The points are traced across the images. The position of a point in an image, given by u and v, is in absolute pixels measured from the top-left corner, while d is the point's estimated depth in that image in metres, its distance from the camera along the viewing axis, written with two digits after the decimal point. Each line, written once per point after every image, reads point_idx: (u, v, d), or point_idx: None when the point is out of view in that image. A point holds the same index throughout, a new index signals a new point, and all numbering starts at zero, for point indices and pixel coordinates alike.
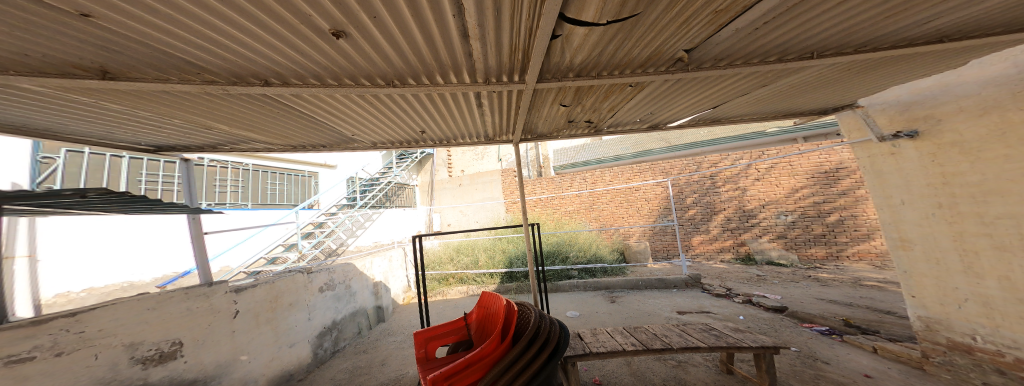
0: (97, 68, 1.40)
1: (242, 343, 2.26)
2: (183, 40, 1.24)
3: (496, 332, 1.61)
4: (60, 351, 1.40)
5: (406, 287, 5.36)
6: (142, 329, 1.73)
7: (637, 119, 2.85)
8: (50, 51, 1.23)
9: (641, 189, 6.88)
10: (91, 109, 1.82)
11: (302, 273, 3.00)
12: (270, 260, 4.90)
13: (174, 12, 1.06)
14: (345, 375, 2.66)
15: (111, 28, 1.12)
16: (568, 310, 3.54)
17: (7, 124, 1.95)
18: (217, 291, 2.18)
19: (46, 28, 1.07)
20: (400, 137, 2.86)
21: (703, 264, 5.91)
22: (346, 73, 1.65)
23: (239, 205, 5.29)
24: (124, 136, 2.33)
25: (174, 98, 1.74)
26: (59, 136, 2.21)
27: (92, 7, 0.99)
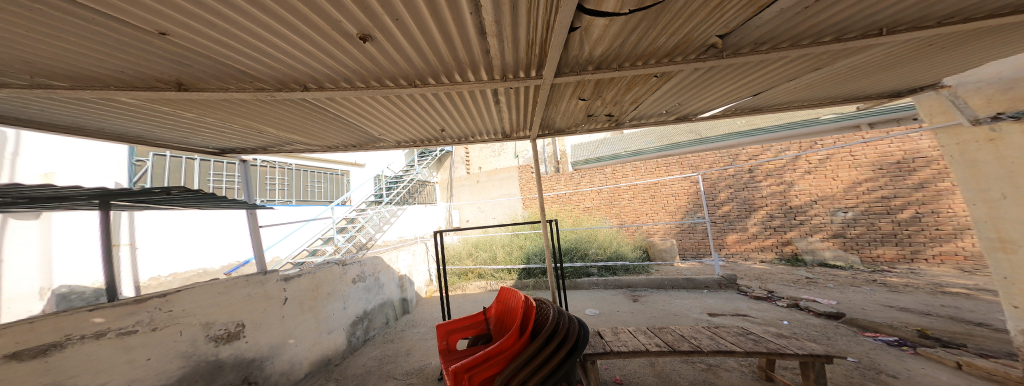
0: (173, 80, 1.59)
1: (290, 328, 2.48)
2: (238, 51, 1.38)
3: (514, 328, 1.62)
4: (159, 325, 1.71)
5: (428, 281, 5.54)
6: (213, 310, 1.99)
7: (664, 111, 2.73)
8: (139, 67, 1.42)
9: (668, 184, 6.59)
10: (167, 118, 2.06)
11: (337, 264, 3.21)
12: (311, 252, 5.28)
13: (228, 25, 1.18)
14: (375, 362, 2.81)
15: (183, 44, 1.27)
16: (588, 307, 3.49)
17: (110, 133, 2.28)
18: (271, 280, 2.42)
19: (133, 46, 1.24)
20: (420, 136, 2.94)
21: (739, 264, 5.56)
22: (375, 75, 1.73)
23: (284, 202, 5.70)
24: (196, 140, 2.62)
25: (231, 104, 1.92)
26: (149, 142, 2.51)
27: (167, 26, 1.13)
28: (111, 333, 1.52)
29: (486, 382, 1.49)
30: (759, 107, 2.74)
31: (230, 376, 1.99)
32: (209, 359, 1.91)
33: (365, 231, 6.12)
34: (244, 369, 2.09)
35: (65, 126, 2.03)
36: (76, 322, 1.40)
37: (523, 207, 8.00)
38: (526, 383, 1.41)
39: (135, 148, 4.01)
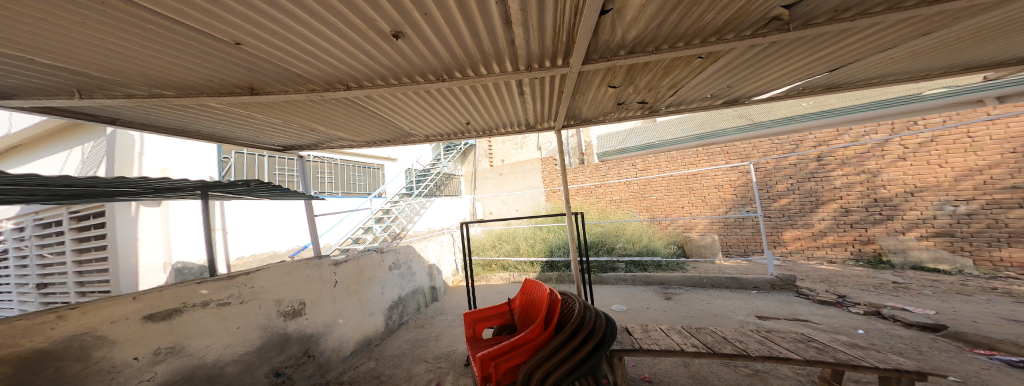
0: (245, 85, 1.82)
1: (339, 309, 2.76)
2: (295, 56, 1.53)
3: (539, 320, 1.62)
4: (238, 298, 1.99)
5: (454, 271, 5.75)
6: (282, 289, 2.30)
7: (707, 96, 2.50)
8: (222, 76, 1.66)
9: (709, 175, 6.08)
10: (242, 120, 2.37)
11: (376, 252, 3.48)
12: (354, 239, 5.74)
13: (281, 29, 1.30)
14: (409, 345, 3.02)
15: (250, 51, 1.45)
16: (614, 303, 3.40)
17: (204, 135, 2.68)
18: (324, 265, 2.71)
19: (216, 56, 1.46)
20: (447, 129, 3.01)
21: (801, 264, 5.00)
22: (407, 72, 1.80)
23: (332, 194, 6.22)
24: (264, 139, 2.96)
25: (289, 105, 2.14)
26: (231, 142, 2.90)
27: (238, 36, 1.31)
28: (204, 302, 1.80)
29: (512, 372, 1.51)
30: (835, 84, 2.38)
31: (294, 349, 2.28)
32: (280, 331, 2.21)
33: (398, 221, 6.50)
34: (305, 343, 2.37)
35: (170, 129, 2.43)
36: (181, 294, 1.70)
37: (546, 200, 7.94)
38: (551, 374, 1.41)
39: (220, 147, 4.59)
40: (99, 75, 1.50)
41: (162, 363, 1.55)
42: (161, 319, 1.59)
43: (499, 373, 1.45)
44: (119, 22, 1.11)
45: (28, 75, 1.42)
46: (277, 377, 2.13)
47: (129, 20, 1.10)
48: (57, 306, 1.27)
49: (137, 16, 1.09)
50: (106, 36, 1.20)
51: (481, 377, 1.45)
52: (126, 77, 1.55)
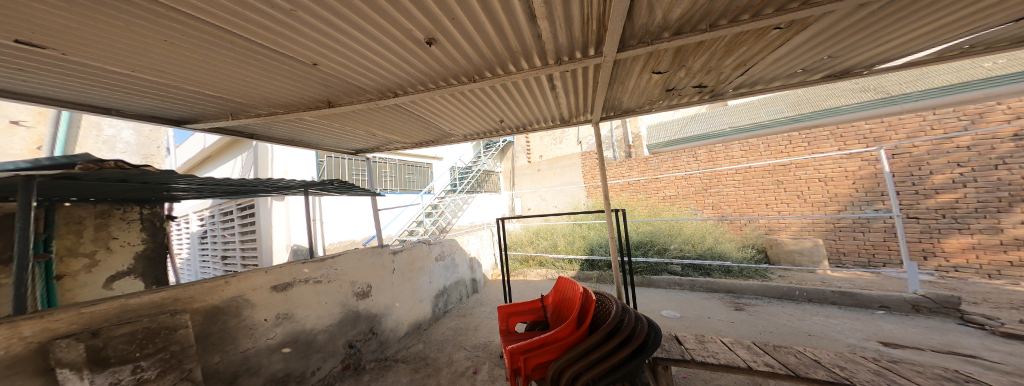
0: (324, 99, 2.17)
1: (396, 293, 3.10)
2: (353, 70, 1.76)
3: (570, 319, 1.58)
4: (321, 277, 2.41)
5: (493, 265, 5.94)
6: (355, 272, 2.69)
7: (797, 71, 2.06)
8: (306, 92, 2.01)
9: (812, 166, 4.95)
10: (321, 128, 2.78)
11: (425, 244, 3.79)
12: (410, 232, 6.32)
13: (338, 45, 1.50)
14: (451, 332, 3.24)
15: (323, 70, 1.72)
16: (665, 309, 3.13)
17: (305, 144, 3.25)
18: (385, 253, 3.07)
19: (301, 76, 1.78)
20: (483, 128, 3.10)
21: (972, 283, 3.55)
22: (443, 76, 1.91)
23: (390, 190, 6.91)
24: (339, 145, 3.43)
25: (353, 113, 2.45)
26: (323, 148, 3.45)
27: (311, 56, 1.56)
28: (298, 280, 2.24)
29: (541, 368, 1.51)
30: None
31: (362, 325, 2.64)
32: (353, 309, 2.59)
33: (444, 216, 7.00)
34: (370, 321, 2.74)
35: (280, 138, 3.00)
36: (290, 271, 2.20)
37: (586, 196, 7.66)
38: (582, 375, 1.34)
39: (317, 153, 5.50)
40: (230, 97, 1.98)
41: (280, 325, 2.06)
42: (283, 289, 2.12)
43: (527, 368, 1.45)
44: (234, 53, 1.47)
45: (198, 104, 2.03)
46: (350, 349, 2.52)
47: (244, 51, 1.46)
48: (226, 275, 1.86)
49: (250, 50, 1.46)
50: (236, 70, 1.63)
51: (511, 370, 1.46)
52: (246, 97, 2.01)
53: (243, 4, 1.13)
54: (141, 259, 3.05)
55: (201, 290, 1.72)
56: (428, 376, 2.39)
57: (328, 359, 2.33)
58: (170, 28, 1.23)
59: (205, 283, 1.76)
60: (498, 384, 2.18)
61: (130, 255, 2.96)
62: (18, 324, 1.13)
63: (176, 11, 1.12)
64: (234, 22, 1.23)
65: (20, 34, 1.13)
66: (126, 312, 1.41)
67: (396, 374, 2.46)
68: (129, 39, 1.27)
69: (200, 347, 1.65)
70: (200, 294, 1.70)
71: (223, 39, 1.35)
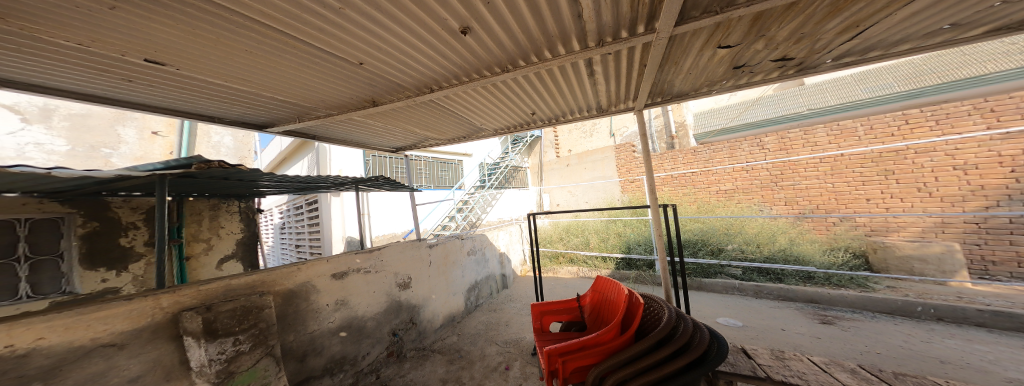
0: (368, 99, 2.29)
1: (432, 286, 3.21)
2: (394, 68, 1.82)
3: (613, 322, 1.49)
4: (370, 268, 2.57)
5: (522, 261, 5.95)
6: (397, 264, 2.84)
7: (940, 29, 1.56)
8: (355, 93, 2.13)
9: (935, 151, 3.89)
10: (366, 127, 2.93)
11: (457, 238, 3.87)
12: (443, 226, 6.55)
13: (381, 43, 1.56)
14: (483, 327, 3.30)
15: (368, 69, 1.81)
16: (721, 315, 2.85)
17: (355, 143, 3.46)
18: (422, 246, 3.20)
19: (352, 77, 1.89)
20: (513, 121, 3.06)
21: None
22: (476, 68, 1.90)
23: (426, 186, 7.18)
24: (380, 143, 3.60)
25: (394, 110, 2.55)
26: (371, 146, 3.64)
27: (359, 55, 1.65)
28: (352, 270, 2.41)
29: (581, 371, 1.44)
30: None
31: (403, 315, 2.78)
32: (396, 299, 2.74)
33: (475, 211, 7.11)
34: (411, 311, 2.87)
35: (335, 138, 3.23)
36: (346, 261, 2.39)
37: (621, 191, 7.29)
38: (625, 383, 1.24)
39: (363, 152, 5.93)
40: (294, 100, 2.17)
41: (339, 311, 2.25)
42: (341, 277, 2.31)
43: (566, 370, 1.40)
44: (296, 57, 1.61)
45: (269, 108, 2.28)
46: (394, 337, 2.67)
47: (304, 56, 1.60)
48: (297, 261, 2.09)
49: (309, 54, 1.58)
50: (300, 75, 1.80)
51: (549, 373, 1.43)
52: (307, 100, 2.19)
53: (299, 8, 1.21)
54: (241, 245, 3.53)
55: (273, 275, 1.92)
56: (462, 369, 2.45)
57: (376, 345, 2.49)
58: (249, 37, 1.39)
59: (282, 268, 1.99)
60: (531, 383, 2.17)
61: (233, 242, 3.45)
62: (155, 297, 1.35)
63: (241, 17, 1.23)
64: (297, 26, 1.34)
65: (132, 47, 1.35)
66: (229, 291, 1.63)
67: (433, 364, 2.56)
68: (217, 49, 1.45)
69: (280, 326, 1.88)
70: (280, 278, 1.94)
71: (287, 45, 1.48)
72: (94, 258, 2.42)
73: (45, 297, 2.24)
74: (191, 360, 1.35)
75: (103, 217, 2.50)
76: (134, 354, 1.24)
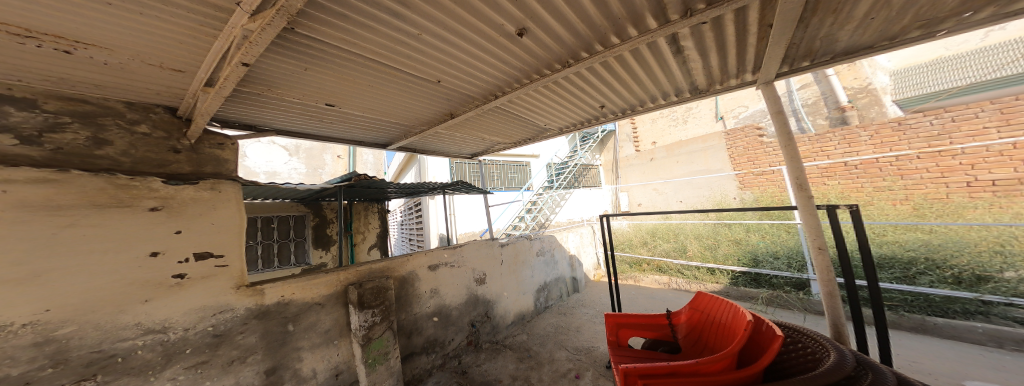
0: (446, 112, 2.50)
1: (504, 282, 3.32)
2: (461, 80, 1.96)
3: (729, 350, 1.20)
4: (454, 262, 2.81)
5: (596, 265, 5.64)
6: (475, 260, 3.03)
7: None
8: (432, 106, 2.35)
9: None
10: (443, 138, 3.18)
11: (527, 238, 3.88)
12: (513, 226, 6.75)
13: (450, 59, 1.70)
14: (552, 329, 3.22)
15: (444, 84, 1.99)
16: (973, 378, 1.75)
17: (437, 153, 3.79)
18: (495, 245, 3.32)
19: (428, 93, 2.10)
20: (582, 117, 2.90)
21: None
22: (536, 68, 1.88)
23: (498, 188, 7.56)
24: (456, 152, 3.87)
25: (466, 120, 2.70)
26: (450, 155, 3.94)
27: (432, 72, 1.82)
28: (441, 263, 2.70)
29: None
30: None
31: (479, 308, 2.96)
32: (473, 293, 2.93)
33: (543, 212, 7.13)
34: (486, 305, 3.04)
35: (423, 149, 3.57)
36: (437, 255, 2.69)
37: (740, 187, 6.14)
38: None
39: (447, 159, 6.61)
40: (389, 119, 2.52)
41: (433, 298, 2.56)
42: (434, 269, 2.62)
43: None
44: (388, 79, 1.86)
45: (373, 128, 2.69)
46: (472, 327, 2.86)
47: (394, 78, 1.85)
48: (404, 254, 2.47)
49: (404, 79, 1.88)
50: (398, 98, 2.14)
51: None
52: (398, 117, 2.49)
53: (385, 37, 1.44)
54: (380, 236, 4.46)
55: (393, 263, 2.36)
56: (530, 369, 2.44)
57: (459, 332, 2.72)
58: (356, 64, 1.64)
59: (399, 257, 2.42)
60: None
61: (376, 235, 4.40)
62: (338, 274, 1.99)
63: (342, 50, 1.50)
64: (390, 56, 1.61)
65: (280, 86, 1.76)
66: (370, 272, 2.19)
67: (504, 359, 2.65)
68: (339, 81, 1.80)
69: (397, 304, 2.29)
70: (397, 266, 2.37)
71: (381, 70, 1.74)
72: (318, 241, 3.94)
73: (298, 265, 3.78)
74: (352, 323, 1.94)
75: (318, 214, 4.00)
76: (329, 312, 1.89)
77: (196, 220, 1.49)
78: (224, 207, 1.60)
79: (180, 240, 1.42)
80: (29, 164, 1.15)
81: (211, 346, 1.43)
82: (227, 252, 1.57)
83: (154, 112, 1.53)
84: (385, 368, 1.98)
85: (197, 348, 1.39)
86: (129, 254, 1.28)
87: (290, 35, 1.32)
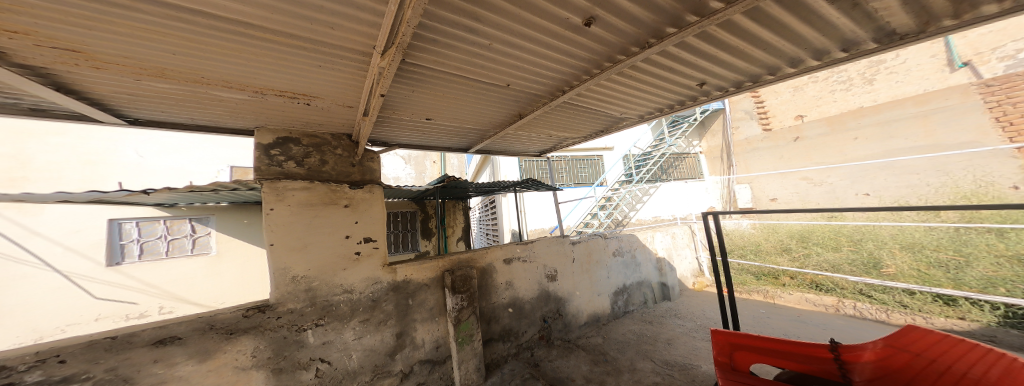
0: (515, 113, 2.62)
1: (576, 281, 3.26)
2: (530, 80, 2.03)
3: None
4: (526, 257, 2.93)
5: (695, 271, 4.87)
6: (545, 257, 3.07)
7: None
8: (505, 109, 2.50)
9: None
10: (513, 137, 3.30)
11: (601, 237, 3.69)
12: (585, 224, 6.58)
13: (520, 62, 1.79)
14: (634, 337, 2.98)
15: (514, 87, 2.11)
16: None
17: (509, 152, 3.96)
18: (566, 242, 3.28)
19: (501, 97, 2.26)
20: (665, 102, 2.57)
21: None
22: (609, 55, 1.78)
23: (566, 185, 7.34)
24: (524, 150, 3.94)
25: (534, 119, 2.75)
26: (521, 153, 4.06)
27: (504, 77, 1.96)
28: (515, 258, 2.86)
29: None
30: None
31: (551, 304, 3.00)
32: (544, 289, 2.99)
33: (620, 209, 6.68)
34: (558, 302, 3.06)
35: (495, 150, 3.79)
36: (511, 249, 2.86)
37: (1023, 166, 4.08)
38: None
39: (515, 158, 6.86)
40: (467, 125, 2.79)
41: (508, 290, 2.74)
42: (508, 263, 2.80)
43: None
44: (465, 90, 2.08)
45: (453, 134, 3.02)
46: (545, 322, 2.93)
47: (472, 88, 2.07)
48: (483, 247, 2.72)
49: (479, 88, 2.07)
50: (474, 106, 2.38)
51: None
52: (473, 122, 2.73)
53: (464, 53, 1.63)
54: (465, 230, 5.01)
55: (475, 254, 2.65)
56: (607, 374, 2.35)
57: (531, 325, 2.84)
58: (443, 79, 1.91)
59: (478, 249, 2.68)
60: None
61: (461, 228, 4.97)
62: (438, 260, 2.45)
63: (432, 70, 1.77)
64: (469, 69, 1.81)
65: (389, 106, 2.20)
66: (457, 261, 2.52)
67: (577, 358, 2.62)
68: (429, 96, 2.12)
69: (479, 292, 2.56)
70: (478, 257, 2.64)
71: (461, 82, 1.96)
72: (423, 232, 4.73)
73: (408, 252, 4.60)
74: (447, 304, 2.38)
75: (422, 209, 4.79)
76: (431, 292, 2.37)
77: (365, 214, 2.24)
78: (375, 208, 2.31)
79: (358, 228, 2.19)
80: (299, 176, 2.05)
81: (368, 307, 2.08)
82: (378, 238, 2.27)
83: (343, 139, 2.34)
84: (470, 348, 2.34)
85: (362, 306, 2.06)
86: (335, 235, 2.07)
87: (402, 65, 1.67)
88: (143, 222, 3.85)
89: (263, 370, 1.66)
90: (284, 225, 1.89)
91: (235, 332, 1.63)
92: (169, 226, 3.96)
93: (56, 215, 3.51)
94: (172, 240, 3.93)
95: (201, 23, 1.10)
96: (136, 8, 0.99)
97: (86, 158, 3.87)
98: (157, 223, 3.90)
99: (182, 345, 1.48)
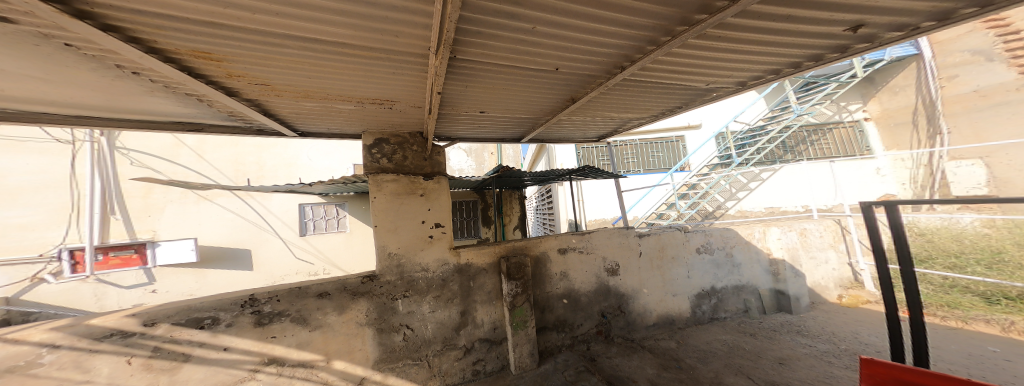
0: (568, 97, 2.43)
1: (644, 278, 2.91)
2: (580, 61, 1.84)
3: None
4: (583, 248, 2.75)
5: (838, 281, 3.73)
6: (604, 249, 2.83)
7: None
8: (559, 94, 2.34)
9: None
10: (567, 123, 3.08)
11: (680, 230, 3.17)
12: (659, 215, 5.86)
13: (568, 44, 1.63)
14: (722, 347, 2.51)
15: (565, 70, 1.95)
16: None
17: (564, 139, 3.74)
18: (631, 234, 2.94)
19: (551, 82, 2.12)
20: (775, 61, 1.97)
21: None
22: (681, 18, 1.45)
23: (634, 171, 6.59)
24: (580, 136, 3.66)
25: (590, 101, 2.51)
26: (575, 140, 3.78)
27: (552, 61, 1.82)
28: (571, 248, 2.71)
29: None
30: None
31: (611, 300, 2.77)
32: (603, 283, 2.77)
33: (709, 197, 5.67)
34: (620, 299, 2.80)
35: (548, 137, 3.63)
36: (566, 239, 2.73)
37: None
38: None
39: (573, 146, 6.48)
40: (519, 114, 2.73)
41: (562, 280, 2.64)
42: (563, 253, 2.68)
43: None
44: (512, 79, 2.03)
45: (504, 124, 3.01)
46: (604, 317, 2.73)
47: (521, 76, 1.99)
48: (540, 235, 2.66)
49: (526, 75, 1.98)
50: (525, 94, 2.30)
51: None
52: (523, 111, 2.67)
53: (508, 41, 1.57)
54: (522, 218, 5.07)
55: (529, 242, 2.62)
56: (679, 382, 2.06)
57: (588, 319, 2.68)
58: (490, 72, 1.89)
59: (532, 238, 2.64)
60: None
61: (517, 217, 5.05)
62: (495, 247, 2.52)
63: (479, 63, 1.76)
64: (514, 57, 1.74)
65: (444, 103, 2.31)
66: (512, 248, 2.54)
67: (642, 360, 2.37)
68: (479, 90, 2.14)
69: (534, 280, 2.54)
70: (532, 245, 2.60)
71: (508, 71, 1.91)
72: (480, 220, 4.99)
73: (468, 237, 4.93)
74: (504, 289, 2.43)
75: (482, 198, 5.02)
76: (488, 277, 2.46)
77: (437, 202, 2.45)
78: (444, 197, 2.50)
79: (433, 215, 2.41)
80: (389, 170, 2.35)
81: (440, 284, 2.29)
82: (446, 225, 2.46)
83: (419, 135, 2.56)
84: (524, 333, 2.37)
85: (434, 284, 2.28)
86: (414, 222, 2.32)
87: (453, 62, 1.71)
88: (316, 206, 5.14)
89: (371, 327, 2.04)
90: (384, 211, 2.24)
91: (358, 294, 2.03)
92: (328, 209, 5.19)
93: (281, 200, 4.94)
94: (331, 219, 5.19)
95: (300, 51, 1.32)
96: (283, 45, 1.25)
97: (287, 162, 5.17)
98: (322, 206, 5.15)
99: (331, 299, 1.96)
